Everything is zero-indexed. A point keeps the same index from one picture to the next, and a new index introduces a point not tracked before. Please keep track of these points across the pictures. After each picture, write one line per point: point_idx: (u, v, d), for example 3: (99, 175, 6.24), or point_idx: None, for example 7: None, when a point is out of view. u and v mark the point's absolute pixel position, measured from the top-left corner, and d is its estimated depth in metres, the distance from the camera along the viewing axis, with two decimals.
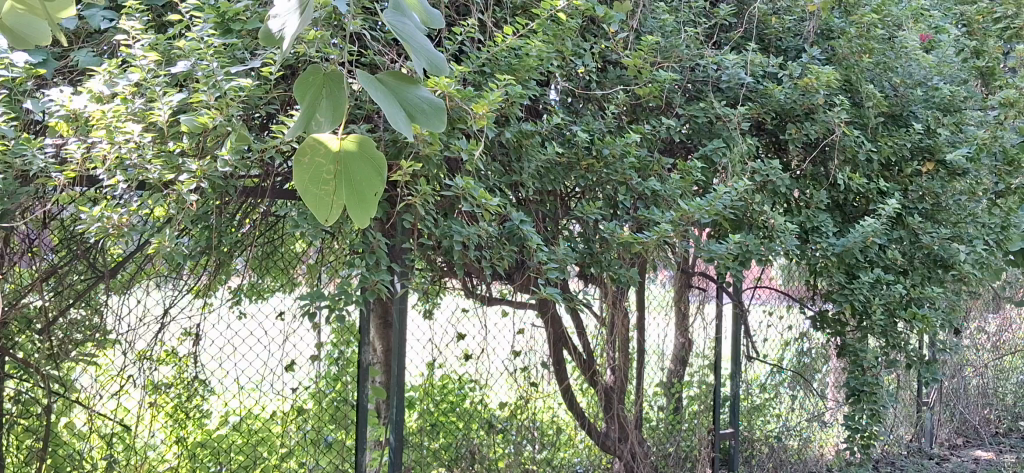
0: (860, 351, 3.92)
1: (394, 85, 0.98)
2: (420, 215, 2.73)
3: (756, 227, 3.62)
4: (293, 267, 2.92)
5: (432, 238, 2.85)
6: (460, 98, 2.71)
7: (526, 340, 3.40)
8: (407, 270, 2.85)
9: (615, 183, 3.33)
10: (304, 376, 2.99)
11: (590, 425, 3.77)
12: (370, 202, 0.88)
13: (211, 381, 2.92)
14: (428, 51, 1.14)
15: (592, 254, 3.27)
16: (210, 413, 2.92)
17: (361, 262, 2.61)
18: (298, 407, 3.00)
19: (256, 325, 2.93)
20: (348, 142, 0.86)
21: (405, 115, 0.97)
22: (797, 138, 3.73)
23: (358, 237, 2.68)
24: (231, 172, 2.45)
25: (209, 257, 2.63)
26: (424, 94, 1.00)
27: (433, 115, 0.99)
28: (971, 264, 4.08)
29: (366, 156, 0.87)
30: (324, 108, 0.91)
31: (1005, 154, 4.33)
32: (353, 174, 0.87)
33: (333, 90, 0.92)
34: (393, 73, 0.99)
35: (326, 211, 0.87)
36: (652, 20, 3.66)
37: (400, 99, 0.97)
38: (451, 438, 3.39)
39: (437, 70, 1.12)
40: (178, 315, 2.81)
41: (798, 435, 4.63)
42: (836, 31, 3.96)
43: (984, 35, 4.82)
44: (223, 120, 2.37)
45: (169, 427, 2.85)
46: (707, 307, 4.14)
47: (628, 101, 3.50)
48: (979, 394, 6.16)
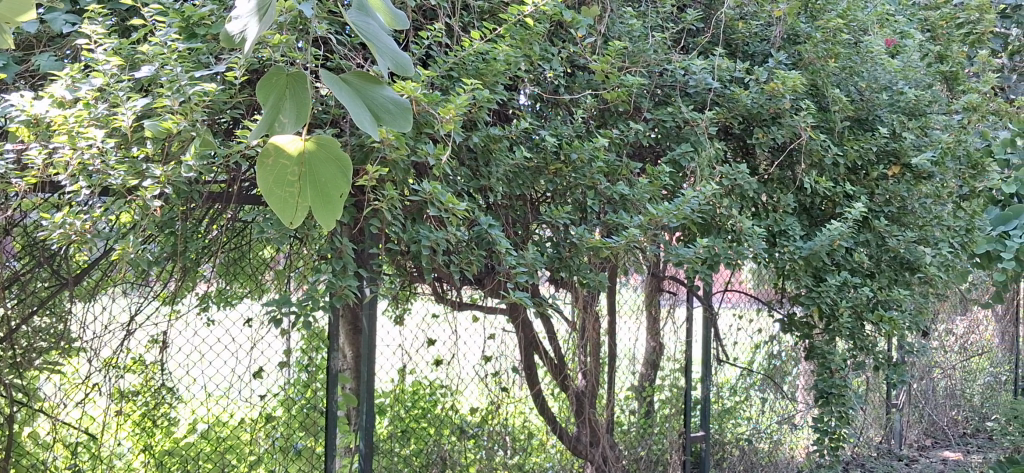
0: (828, 353, 3.94)
1: (360, 86, 1.02)
2: (386, 221, 2.71)
3: (724, 231, 3.64)
4: (261, 273, 2.85)
5: (400, 244, 2.84)
6: (427, 103, 2.70)
7: (497, 345, 3.40)
8: (375, 275, 2.83)
9: (584, 187, 3.34)
10: (272, 382, 2.96)
11: (562, 430, 3.72)
12: (336, 201, 0.90)
13: (178, 389, 2.86)
14: (392, 52, 1.14)
15: (561, 258, 3.26)
16: (178, 421, 2.88)
17: (328, 267, 2.59)
18: (266, 414, 2.97)
19: (223, 332, 2.87)
20: (310, 143, 0.88)
21: (371, 116, 1.01)
22: (764, 142, 3.75)
23: (325, 242, 2.66)
24: (196, 177, 2.43)
25: (176, 263, 2.61)
26: (390, 94, 1.04)
27: (400, 115, 1.04)
28: (938, 267, 4.11)
29: (330, 155, 0.89)
30: (288, 107, 0.91)
31: (969, 158, 4.39)
32: (317, 175, 0.89)
33: (297, 89, 0.92)
34: (359, 74, 1.03)
35: (292, 212, 0.89)
36: (620, 25, 3.65)
37: (367, 100, 1.01)
38: (422, 444, 3.36)
39: (403, 71, 1.13)
40: (144, 322, 2.75)
41: (768, 437, 4.66)
42: (803, 36, 3.98)
43: (948, 40, 4.87)
44: (187, 125, 2.35)
45: (136, 435, 2.82)
46: (678, 310, 4.13)
47: (596, 105, 3.49)
48: (946, 397, 6.22)
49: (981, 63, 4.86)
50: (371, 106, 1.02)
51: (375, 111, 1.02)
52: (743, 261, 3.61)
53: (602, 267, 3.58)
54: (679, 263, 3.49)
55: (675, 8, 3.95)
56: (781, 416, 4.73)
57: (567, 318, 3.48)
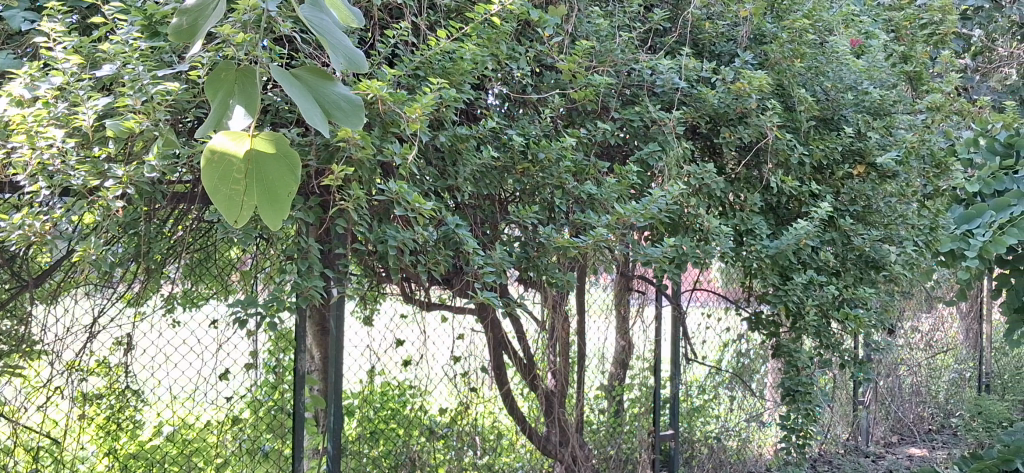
0: (795, 351, 3.96)
1: (311, 82, 1.00)
2: (353, 221, 2.69)
3: (691, 231, 3.65)
4: (227, 274, 2.84)
5: (367, 244, 2.82)
6: (393, 102, 2.68)
7: (467, 345, 3.40)
8: (342, 276, 2.80)
9: (552, 186, 3.32)
10: (239, 384, 2.93)
11: (531, 429, 3.71)
12: (283, 201, 0.92)
13: (143, 392, 2.84)
14: (346, 48, 1.12)
15: (529, 258, 3.25)
16: (143, 424, 2.85)
17: (294, 268, 2.56)
18: (232, 416, 2.92)
19: (189, 333, 2.85)
20: (258, 143, 0.91)
21: (322, 113, 1.00)
22: (730, 142, 3.75)
23: (291, 242, 2.63)
24: (159, 177, 2.38)
25: (139, 264, 2.58)
26: (342, 91, 1.03)
27: (352, 113, 1.02)
28: (902, 265, 4.15)
29: (277, 155, 0.92)
30: (237, 102, 0.96)
31: (932, 157, 4.42)
32: (263, 173, 0.91)
33: (245, 85, 0.97)
34: (310, 70, 1.01)
35: (237, 211, 0.90)
36: (587, 25, 3.63)
37: (318, 97, 1.00)
38: (391, 445, 3.33)
39: (356, 67, 1.11)
40: (108, 325, 2.73)
41: (737, 435, 4.67)
42: (768, 36, 3.99)
43: (911, 41, 4.90)
44: (150, 125, 2.31)
45: (100, 439, 2.77)
46: (647, 309, 4.13)
47: (564, 104, 3.48)
48: (911, 393, 6.29)
49: (943, 63, 4.90)
50: (322, 102, 1.00)
51: (326, 108, 1.00)
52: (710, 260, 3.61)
53: (570, 267, 3.57)
54: (647, 263, 3.49)
55: (643, 8, 3.95)
56: (750, 413, 4.74)
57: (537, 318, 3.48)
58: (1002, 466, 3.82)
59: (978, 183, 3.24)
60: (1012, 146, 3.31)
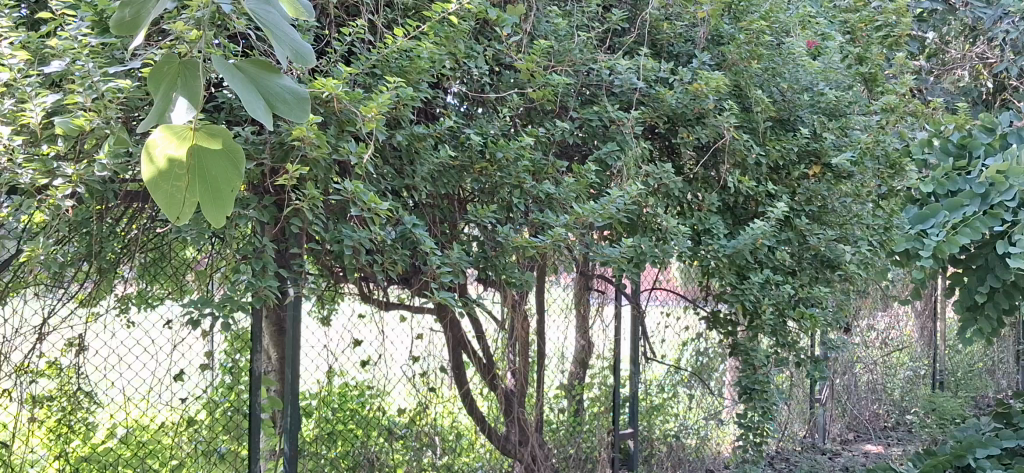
0: (752, 350, 3.98)
1: (254, 73, 0.98)
2: (308, 220, 2.65)
3: (650, 230, 3.65)
4: (182, 274, 2.77)
5: (323, 244, 2.79)
6: (348, 101, 2.64)
7: (425, 345, 3.34)
8: (298, 275, 2.77)
9: (510, 186, 3.29)
10: (194, 384, 2.86)
11: (490, 429, 3.69)
12: (225, 196, 0.97)
13: (96, 393, 2.78)
14: (292, 41, 1.09)
15: (486, 258, 3.23)
16: (96, 425, 2.77)
17: (248, 268, 2.52)
18: (188, 418, 2.86)
19: (143, 334, 2.83)
20: (201, 139, 0.94)
21: (265, 104, 0.97)
22: (688, 142, 3.78)
23: (246, 242, 2.59)
24: (111, 176, 2.33)
25: (91, 265, 2.55)
26: (287, 83, 1.00)
27: (296, 106, 1.00)
28: (857, 265, 4.18)
29: (221, 151, 0.96)
30: (180, 95, 0.98)
31: (887, 158, 4.46)
32: (206, 170, 0.95)
33: (188, 78, 0.99)
34: (254, 62, 0.99)
35: (180, 206, 0.94)
36: (546, 24, 3.61)
37: (261, 88, 0.97)
38: (349, 446, 3.27)
39: (303, 61, 1.08)
40: (59, 325, 2.66)
41: (696, 433, 4.68)
42: (725, 37, 3.99)
43: (867, 42, 4.94)
44: (100, 123, 2.22)
45: (51, 443, 2.69)
46: (606, 309, 4.13)
47: (522, 104, 3.45)
48: (867, 391, 6.35)
49: (897, 65, 4.93)
50: (265, 94, 0.98)
51: (269, 99, 0.98)
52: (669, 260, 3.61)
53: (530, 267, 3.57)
54: (605, 262, 3.49)
55: (601, 8, 3.92)
56: (708, 411, 4.76)
57: (496, 317, 3.46)
58: (954, 462, 3.87)
59: (932, 183, 3.25)
60: (965, 147, 3.34)
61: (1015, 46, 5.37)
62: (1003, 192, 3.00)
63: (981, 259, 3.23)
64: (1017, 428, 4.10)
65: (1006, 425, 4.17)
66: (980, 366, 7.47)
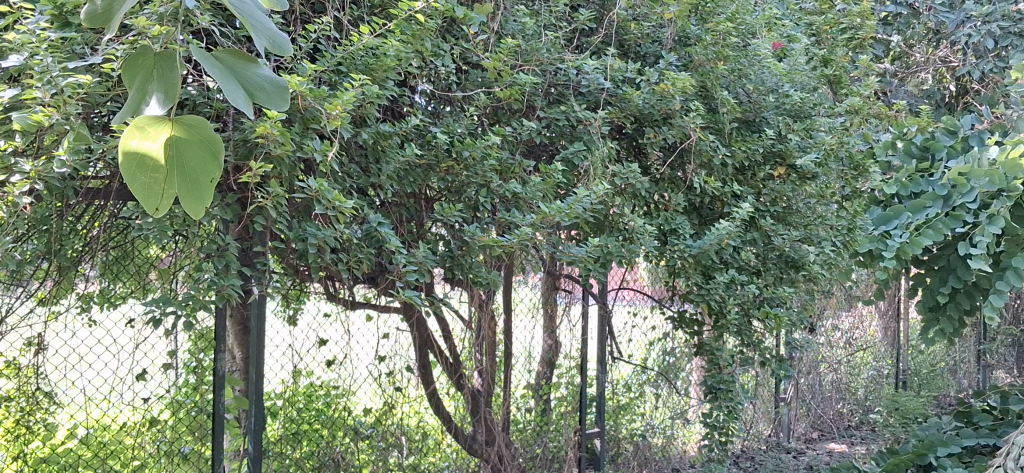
0: (716, 349, 4.00)
1: (232, 63, 0.95)
2: (272, 218, 2.61)
3: (616, 230, 3.66)
4: (145, 272, 2.76)
5: (287, 242, 2.75)
6: (313, 98, 2.61)
7: (392, 344, 3.34)
8: (262, 274, 2.73)
9: (476, 184, 3.27)
10: (157, 384, 2.83)
11: (457, 428, 3.68)
12: (206, 189, 0.88)
13: (56, 393, 2.71)
14: (267, 30, 1.04)
15: (453, 258, 3.21)
16: (56, 426, 2.70)
17: (210, 267, 2.48)
18: (151, 418, 2.81)
19: (105, 333, 2.74)
20: (177, 128, 0.86)
21: (244, 94, 0.94)
22: (655, 142, 3.76)
23: (209, 240, 2.55)
24: (70, 173, 2.28)
25: (51, 263, 2.51)
26: (265, 73, 0.97)
27: (276, 95, 0.97)
28: (821, 265, 4.21)
29: (198, 141, 0.87)
30: (156, 89, 0.88)
31: (851, 160, 4.48)
32: (183, 160, 0.86)
33: (165, 69, 0.89)
34: (230, 52, 0.96)
35: (157, 198, 0.87)
36: (514, 23, 3.57)
37: (240, 78, 0.94)
38: (314, 446, 3.23)
39: (280, 50, 1.04)
40: (18, 325, 2.62)
41: (662, 433, 4.70)
42: (693, 38, 3.98)
43: (832, 45, 4.96)
44: (60, 118, 2.17)
45: (10, 444, 2.63)
46: (574, 308, 4.11)
47: (489, 103, 3.43)
48: (832, 390, 6.40)
49: (862, 67, 4.95)
50: (244, 84, 0.95)
51: (248, 89, 0.95)
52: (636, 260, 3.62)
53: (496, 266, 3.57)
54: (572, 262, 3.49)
55: (569, 7, 3.89)
56: (674, 411, 4.78)
57: (462, 317, 3.45)
58: (916, 460, 3.90)
59: (895, 184, 3.26)
60: (928, 149, 3.36)
61: (977, 49, 5.42)
62: (965, 195, 3.01)
63: (943, 260, 3.25)
64: (976, 427, 4.14)
65: (966, 424, 4.20)
66: (942, 366, 7.53)
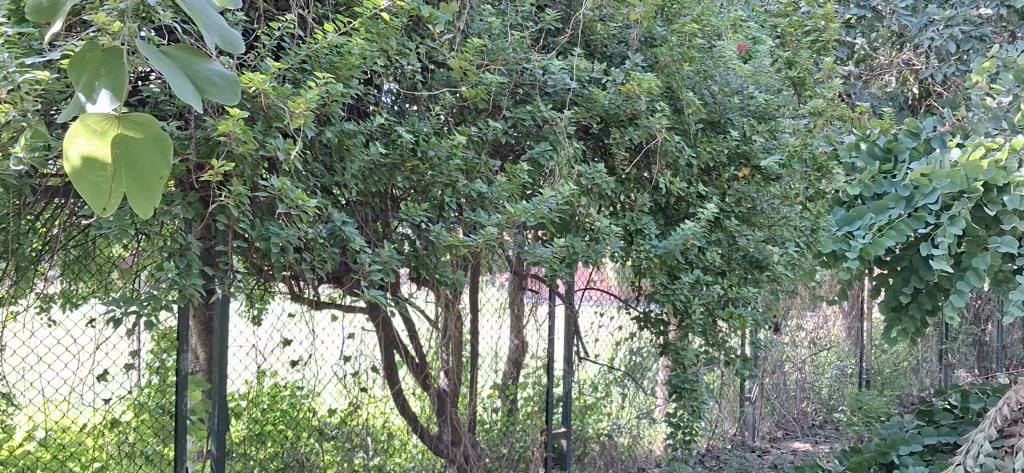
0: (681, 349, 4.01)
1: (181, 58, 0.92)
2: (234, 217, 2.58)
3: (582, 231, 3.63)
4: (108, 273, 2.65)
5: (250, 241, 2.72)
6: (277, 96, 2.58)
7: (357, 344, 3.31)
8: (224, 273, 2.70)
9: (441, 184, 3.24)
10: (118, 385, 2.76)
11: (423, 429, 3.66)
12: (155, 187, 0.84)
13: (14, 395, 2.62)
14: (219, 26, 1.01)
15: (417, 257, 3.19)
16: (14, 428, 2.62)
17: (172, 266, 2.44)
18: (111, 419, 2.77)
19: (65, 333, 2.66)
20: (124, 123, 0.82)
21: (194, 88, 0.91)
22: (621, 142, 3.75)
23: (171, 238, 2.52)
24: (28, 170, 2.23)
25: (9, 263, 2.46)
26: (217, 68, 0.94)
27: (227, 89, 0.93)
28: (784, 265, 4.25)
29: (147, 137, 0.83)
30: (104, 85, 0.84)
31: (815, 161, 4.50)
32: (131, 157, 0.83)
33: (113, 64, 0.85)
34: (181, 48, 0.93)
35: (104, 198, 0.83)
36: (480, 22, 3.54)
37: (189, 71, 0.91)
38: (279, 447, 3.20)
39: (232, 49, 1.01)
40: None
41: (628, 432, 4.70)
42: (659, 40, 3.96)
43: (796, 47, 4.98)
44: (17, 115, 2.12)
45: None
46: (541, 308, 4.09)
47: (454, 102, 3.41)
48: (797, 389, 6.44)
49: (826, 70, 4.97)
50: (193, 78, 0.91)
51: (198, 83, 0.91)
52: (601, 259, 3.62)
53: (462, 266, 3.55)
54: (538, 262, 3.48)
55: (535, 7, 3.86)
56: (641, 411, 4.78)
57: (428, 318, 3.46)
58: (879, 459, 3.93)
59: (859, 186, 3.22)
60: (890, 152, 3.33)
61: (939, 52, 5.46)
62: (927, 196, 2.99)
63: (906, 260, 3.24)
64: (938, 425, 4.15)
65: (928, 422, 4.21)
66: (904, 365, 7.59)
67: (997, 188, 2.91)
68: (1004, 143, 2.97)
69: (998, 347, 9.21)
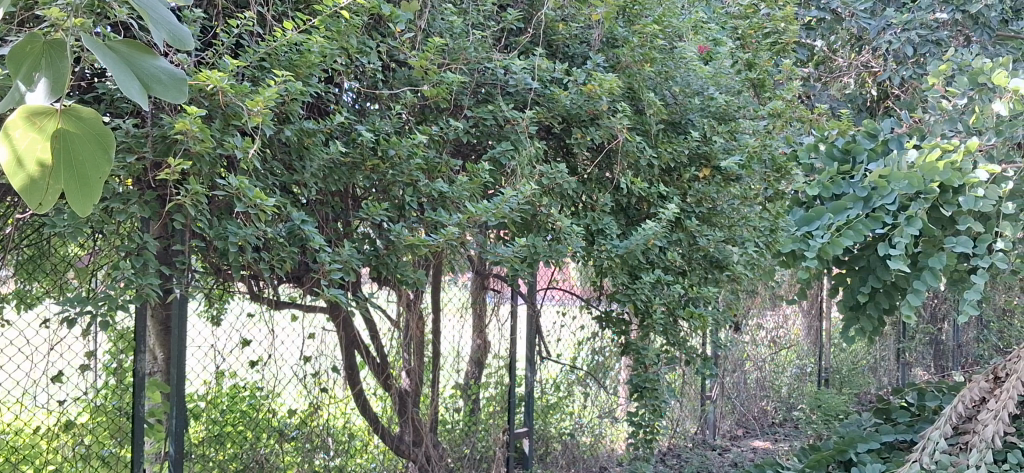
0: (642, 349, 4.01)
1: (127, 54, 0.88)
2: (191, 216, 2.53)
3: (544, 230, 3.62)
4: (63, 274, 2.59)
5: (207, 240, 2.67)
6: (234, 94, 2.54)
7: (316, 344, 3.30)
8: (181, 272, 2.65)
9: (402, 184, 3.21)
10: (73, 387, 2.70)
11: (385, 429, 3.61)
12: (94, 186, 0.83)
13: None
14: (167, 21, 0.97)
15: (378, 256, 3.16)
16: None
17: (128, 265, 2.40)
18: (66, 421, 2.69)
19: (18, 334, 2.59)
20: (66, 118, 0.81)
21: (139, 85, 0.87)
22: (582, 142, 3.75)
23: (127, 237, 2.47)
24: None
25: None
26: (164, 65, 0.91)
27: (174, 87, 0.90)
28: (744, 265, 4.28)
29: (89, 134, 0.82)
30: (45, 76, 0.85)
31: (774, 162, 4.52)
32: (70, 155, 0.82)
33: (54, 58, 0.86)
34: (128, 43, 0.89)
35: (40, 194, 0.82)
36: (441, 21, 3.52)
37: (135, 68, 0.87)
38: (237, 448, 3.14)
39: (182, 45, 0.98)
40: None
41: (590, 431, 4.70)
42: (620, 40, 3.96)
43: (756, 48, 5.00)
44: None
45: None
46: (502, 308, 4.10)
47: (415, 102, 3.38)
48: (756, 387, 6.48)
49: (785, 72, 4.99)
50: (140, 75, 0.88)
51: (144, 80, 0.88)
52: (562, 259, 3.61)
53: (424, 266, 3.55)
54: (499, 262, 3.47)
55: (497, 7, 3.85)
56: (603, 410, 4.78)
57: (389, 317, 3.45)
58: (838, 457, 3.95)
59: (817, 186, 3.22)
60: (849, 152, 3.33)
61: (897, 56, 5.51)
62: (885, 196, 3.00)
63: (863, 260, 3.27)
64: (895, 423, 4.19)
65: (885, 420, 4.25)
66: (863, 364, 7.66)
67: (952, 190, 2.95)
68: (959, 145, 3.01)
69: (953, 347, 9.32)
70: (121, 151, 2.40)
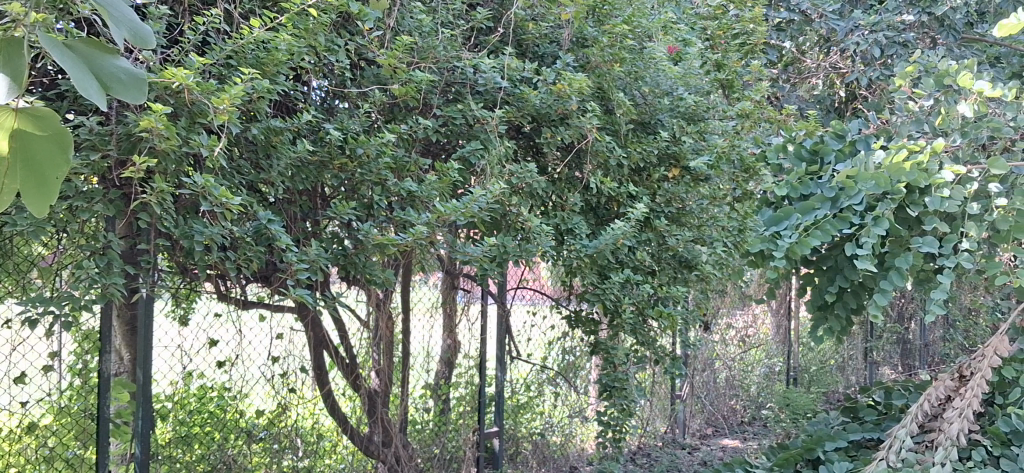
0: (612, 348, 4.01)
1: (87, 51, 0.84)
2: (156, 215, 2.49)
3: (513, 230, 3.61)
4: (25, 273, 2.52)
5: (172, 239, 2.63)
6: (200, 92, 2.51)
7: (284, 344, 3.25)
8: (146, 272, 2.61)
9: (370, 183, 3.18)
10: (37, 388, 2.65)
11: (353, 429, 3.59)
12: (52, 185, 0.84)
13: None
14: (128, 20, 0.94)
15: (346, 255, 3.13)
16: None
17: (92, 264, 2.37)
18: (31, 424, 2.65)
19: None
20: (25, 119, 0.81)
21: (98, 84, 0.83)
22: (552, 142, 3.74)
23: (91, 236, 2.43)
24: None
25: None
26: (124, 64, 0.87)
27: (134, 86, 0.87)
28: (712, 265, 4.29)
29: (48, 134, 0.83)
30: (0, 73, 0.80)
31: (742, 162, 4.52)
32: (28, 154, 0.82)
33: (10, 54, 0.81)
34: (86, 40, 0.85)
35: None
36: (410, 19, 3.49)
37: (93, 65, 0.83)
38: (205, 449, 3.10)
39: (142, 44, 0.95)
40: None
41: (560, 431, 4.69)
42: (589, 40, 3.95)
43: (726, 49, 5.01)
44: None
45: None
46: (472, 308, 4.09)
47: (383, 101, 3.35)
48: (725, 387, 6.50)
49: (753, 73, 5.01)
50: (99, 74, 0.84)
51: (102, 79, 0.84)
52: (532, 259, 3.60)
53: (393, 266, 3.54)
54: (468, 262, 3.45)
55: (466, 6, 3.82)
56: (573, 409, 4.77)
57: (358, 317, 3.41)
58: (805, 455, 3.97)
59: (786, 186, 3.23)
60: (817, 153, 3.34)
61: (864, 57, 5.55)
62: (853, 196, 3.01)
63: (831, 260, 3.28)
64: (862, 421, 4.22)
65: (852, 418, 4.28)
66: (830, 364, 7.71)
67: (919, 190, 2.97)
68: (926, 145, 3.03)
69: (918, 346, 9.41)
70: (85, 149, 2.36)
